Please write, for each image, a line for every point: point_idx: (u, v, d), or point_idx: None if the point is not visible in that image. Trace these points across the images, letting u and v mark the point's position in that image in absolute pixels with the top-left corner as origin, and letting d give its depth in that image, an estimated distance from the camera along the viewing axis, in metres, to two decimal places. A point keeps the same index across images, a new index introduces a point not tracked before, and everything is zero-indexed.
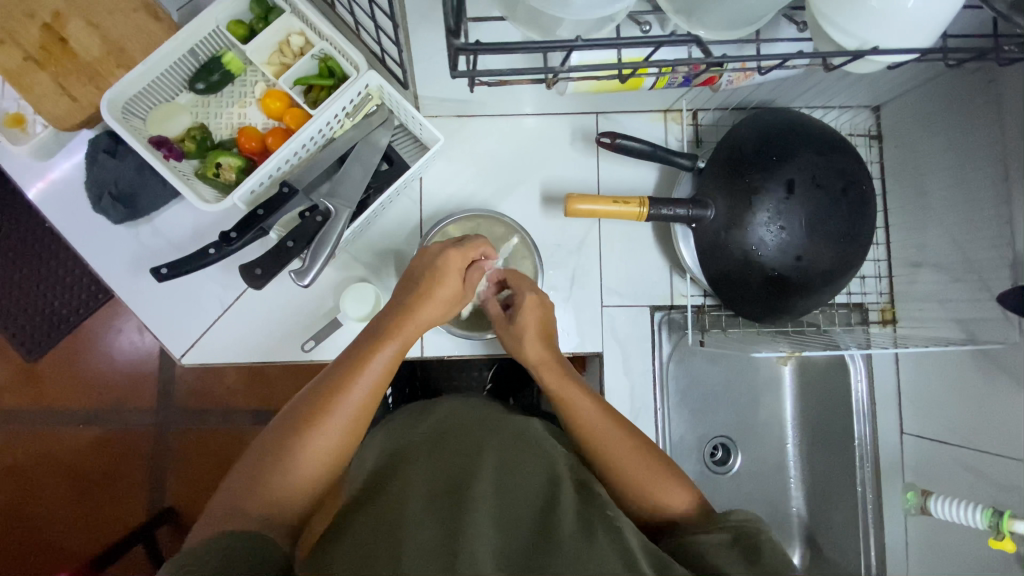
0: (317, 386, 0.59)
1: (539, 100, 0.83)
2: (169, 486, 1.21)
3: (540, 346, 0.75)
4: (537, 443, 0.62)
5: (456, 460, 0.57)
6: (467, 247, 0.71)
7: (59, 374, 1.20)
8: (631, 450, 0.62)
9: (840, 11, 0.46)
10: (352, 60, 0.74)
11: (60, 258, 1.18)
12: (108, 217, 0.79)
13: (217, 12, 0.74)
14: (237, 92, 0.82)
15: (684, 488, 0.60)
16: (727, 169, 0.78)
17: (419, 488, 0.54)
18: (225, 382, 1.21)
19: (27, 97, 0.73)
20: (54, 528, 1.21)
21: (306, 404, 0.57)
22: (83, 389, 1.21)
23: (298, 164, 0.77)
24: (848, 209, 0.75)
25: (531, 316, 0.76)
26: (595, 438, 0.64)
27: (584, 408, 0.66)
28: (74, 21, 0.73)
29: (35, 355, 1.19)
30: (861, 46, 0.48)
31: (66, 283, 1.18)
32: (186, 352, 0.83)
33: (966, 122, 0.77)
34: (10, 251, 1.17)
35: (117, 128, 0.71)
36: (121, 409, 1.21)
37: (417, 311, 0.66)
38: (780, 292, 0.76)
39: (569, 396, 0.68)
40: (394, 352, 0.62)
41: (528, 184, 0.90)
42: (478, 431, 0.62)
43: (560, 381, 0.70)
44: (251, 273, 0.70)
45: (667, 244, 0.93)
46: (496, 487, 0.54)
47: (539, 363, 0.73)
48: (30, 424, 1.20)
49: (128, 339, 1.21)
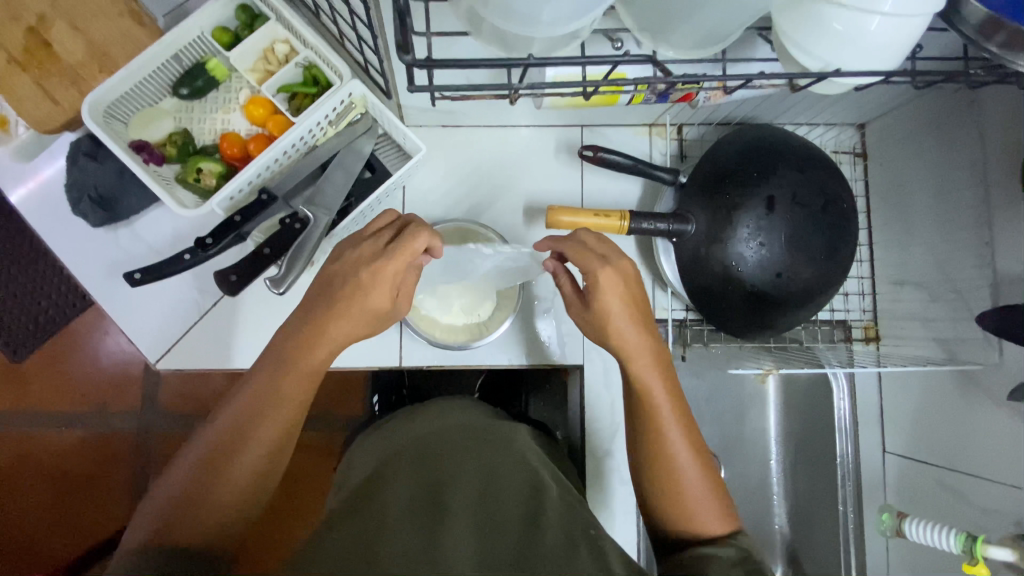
0: (229, 419, 0.56)
1: (522, 112, 0.83)
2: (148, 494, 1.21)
3: (634, 331, 0.61)
4: (517, 451, 0.62)
5: (439, 467, 0.57)
6: (400, 249, 0.59)
7: (41, 376, 1.20)
8: (686, 452, 0.58)
9: (802, 33, 0.46)
10: (336, 69, 0.75)
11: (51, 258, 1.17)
12: (87, 220, 0.78)
13: (203, 18, 0.75)
14: (221, 99, 0.81)
15: (722, 508, 0.57)
16: (708, 184, 0.78)
17: (402, 495, 0.53)
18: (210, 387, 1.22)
19: (9, 99, 0.73)
20: (33, 531, 1.20)
21: (218, 438, 0.55)
22: (66, 392, 1.20)
23: (280, 171, 0.77)
24: (828, 226, 0.75)
25: (614, 301, 0.61)
26: (654, 424, 0.59)
27: (657, 397, 0.59)
28: (58, 24, 0.73)
29: (22, 358, 1.19)
30: (825, 68, 0.48)
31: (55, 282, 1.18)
32: (161, 359, 0.79)
33: (949, 143, 0.78)
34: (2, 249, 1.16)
35: (99, 132, 0.71)
36: (104, 412, 1.21)
37: (334, 326, 0.59)
38: (760, 308, 0.76)
39: (647, 387, 0.60)
40: (307, 380, 0.58)
41: (512, 195, 0.89)
42: (461, 439, 0.62)
43: (648, 375, 0.60)
44: (226, 280, 0.69)
45: (648, 257, 0.90)
46: (478, 497, 0.54)
47: (631, 346, 0.61)
48: (11, 426, 1.19)
49: (115, 342, 1.21)
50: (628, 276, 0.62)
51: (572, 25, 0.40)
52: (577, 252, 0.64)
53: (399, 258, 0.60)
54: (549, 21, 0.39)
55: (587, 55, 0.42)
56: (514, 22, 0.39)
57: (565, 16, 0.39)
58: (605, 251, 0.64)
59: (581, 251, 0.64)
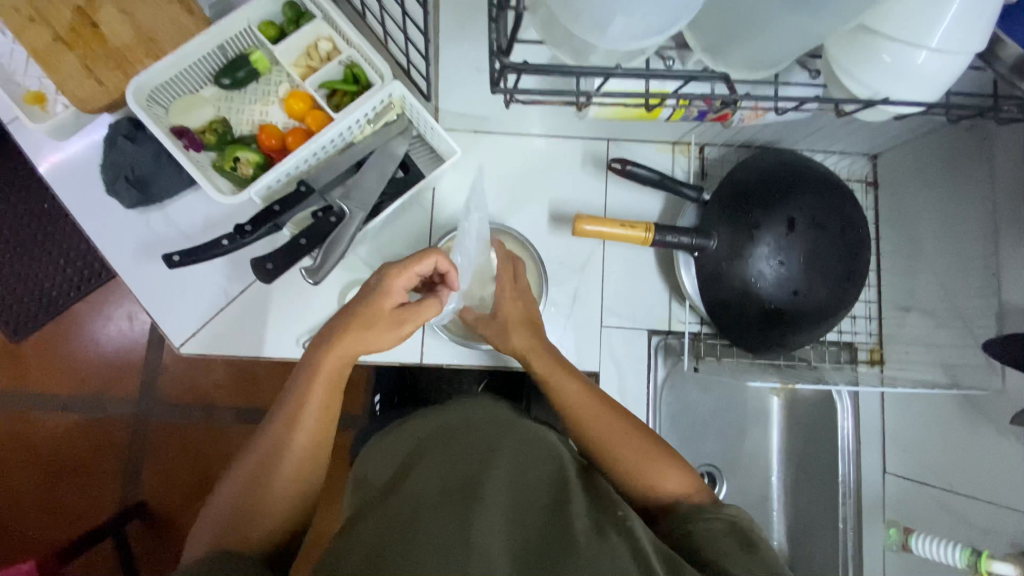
0: (267, 434, 0.60)
1: (554, 122, 0.86)
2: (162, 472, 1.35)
3: (527, 334, 0.75)
4: (543, 446, 0.64)
5: (470, 456, 0.58)
6: (412, 264, 0.66)
7: (43, 356, 1.33)
8: (604, 416, 0.66)
9: (853, 62, 0.50)
10: (378, 68, 0.77)
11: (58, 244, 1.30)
12: (120, 200, 0.78)
13: (251, 11, 0.77)
14: (261, 91, 0.83)
15: (677, 469, 0.62)
16: (730, 204, 0.81)
17: (434, 482, 0.55)
18: (216, 378, 1.35)
19: (53, 77, 0.74)
20: (52, 500, 1.33)
21: (260, 451, 0.59)
22: (86, 372, 1.34)
23: (316, 165, 0.79)
24: (845, 249, 0.78)
25: (513, 309, 0.78)
26: (563, 402, 0.68)
27: (561, 380, 0.70)
28: (108, 7, 0.73)
29: (21, 338, 1.32)
30: (872, 96, 0.51)
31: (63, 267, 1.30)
32: (185, 342, 0.79)
33: (960, 177, 0.82)
34: (13, 236, 1.29)
35: (142, 115, 0.72)
36: (123, 395, 1.35)
37: (347, 339, 0.62)
38: (776, 325, 0.79)
39: (549, 375, 0.70)
40: (327, 393, 0.61)
41: (537, 202, 0.91)
42: (489, 431, 0.63)
43: (545, 365, 0.72)
44: (262, 268, 0.70)
45: (668, 270, 0.92)
46: (511, 487, 0.55)
47: (522, 346, 0.74)
48: (38, 405, 1.33)
49: (118, 326, 1.34)
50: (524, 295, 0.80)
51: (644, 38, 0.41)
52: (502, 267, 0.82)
53: (410, 269, 0.66)
54: (618, 36, 0.41)
55: (650, 70, 0.45)
56: (588, 31, 0.41)
57: (635, 34, 0.41)
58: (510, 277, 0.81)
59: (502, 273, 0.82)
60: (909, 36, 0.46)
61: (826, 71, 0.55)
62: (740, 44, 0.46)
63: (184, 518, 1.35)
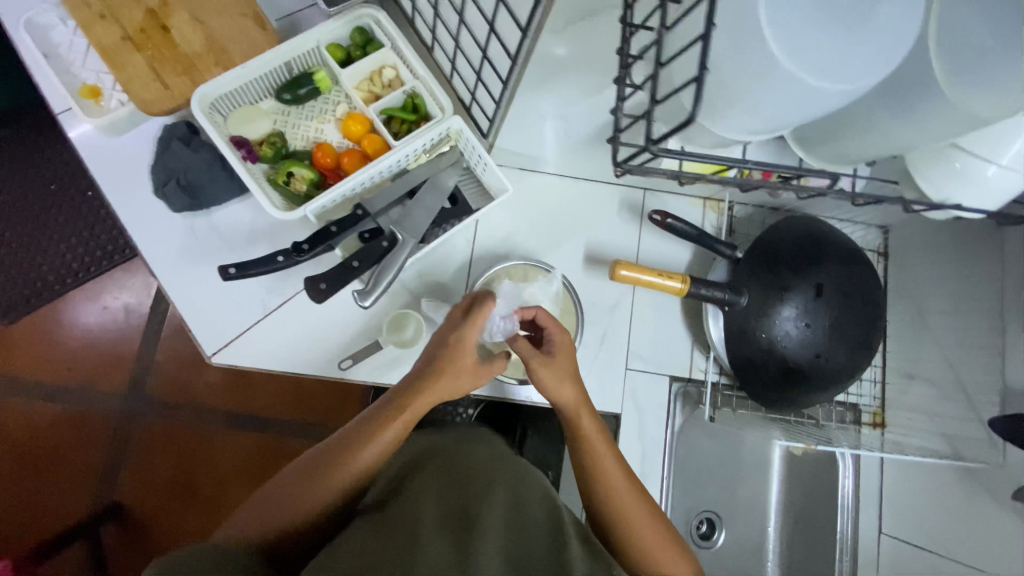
0: (335, 442, 0.64)
1: (599, 168, 0.89)
2: (145, 475, 1.31)
3: (577, 391, 0.71)
4: (536, 484, 0.67)
5: (468, 488, 0.62)
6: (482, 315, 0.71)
7: (31, 343, 1.31)
8: (629, 490, 0.67)
9: (929, 167, 0.55)
10: (439, 101, 0.80)
11: (61, 226, 1.29)
12: (169, 204, 0.78)
13: (322, 33, 0.79)
14: (318, 108, 0.84)
15: (688, 561, 0.65)
16: (763, 265, 0.84)
17: (433, 510, 0.59)
18: (204, 379, 1.34)
19: (118, 74, 0.73)
20: (27, 497, 1.29)
21: (324, 454, 0.62)
22: (82, 364, 1.32)
23: (369, 187, 0.81)
24: (865, 318, 0.82)
25: (566, 358, 0.72)
26: (597, 468, 0.67)
27: (597, 447, 0.68)
28: (180, 14, 0.76)
29: (10, 321, 1.30)
30: (942, 200, 0.56)
31: (63, 249, 1.29)
32: (218, 352, 0.78)
33: (973, 260, 0.87)
34: (17, 214, 1.28)
35: (205, 122, 0.73)
36: (117, 391, 1.32)
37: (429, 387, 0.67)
38: (796, 383, 0.82)
39: (591, 443, 0.69)
40: (403, 428, 0.65)
41: (574, 242, 0.93)
42: (490, 466, 0.67)
43: (591, 431, 0.69)
44: (315, 287, 0.71)
45: (693, 320, 0.95)
46: (507, 521, 0.59)
47: (570, 403, 0.71)
48: (26, 395, 1.30)
49: (114, 317, 1.33)
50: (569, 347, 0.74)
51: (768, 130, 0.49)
52: (545, 318, 0.74)
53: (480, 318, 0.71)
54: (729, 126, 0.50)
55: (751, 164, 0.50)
56: (708, 116, 0.49)
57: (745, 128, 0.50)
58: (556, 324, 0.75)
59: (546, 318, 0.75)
60: (983, 151, 0.51)
61: (901, 172, 0.60)
62: (824, 142, 0.58)
63: (161, 525, 1.30)
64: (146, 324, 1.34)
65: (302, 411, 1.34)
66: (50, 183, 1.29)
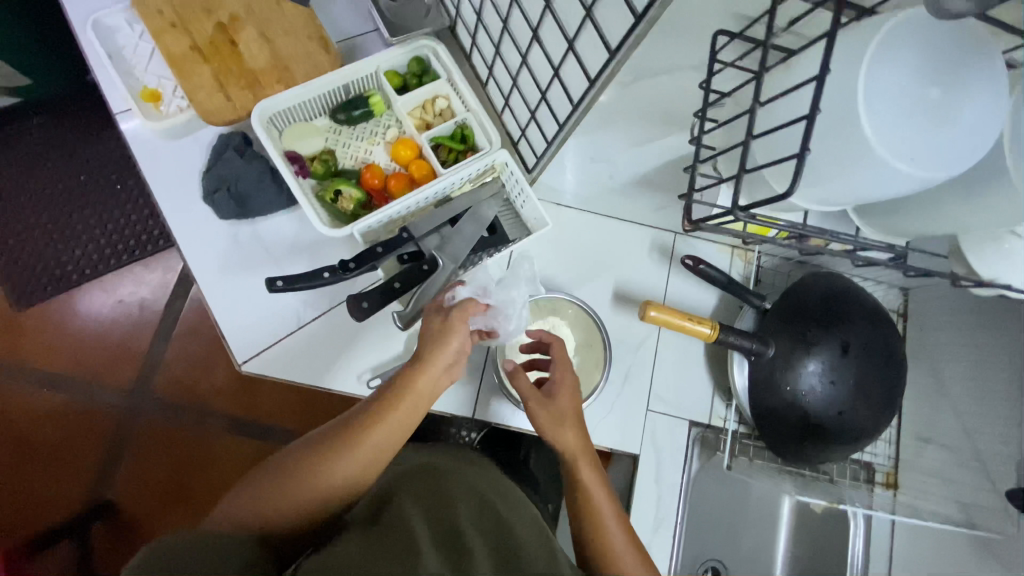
0: (333, 427, 0.62)
1: (635, 209, 0.91)
2: (143, 475, 1.29)
3: (579, 436, 0.70)
4: (532, 525, 0.61)
5: (459, 516, 0.58)
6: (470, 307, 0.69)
7: (44, 331, 1.31)
8: (624, 538, 0.61)
9: (979, 244, 0.55)
10: (489, 136, 0.82)
11: (87, 217, 1.30)
12: (216, 211, 0.80)
13: (382, 59, 0.82)
14: (369, 130, 0.87)
15: None
16: (791, 319, 0.85)
17: (421, 530, 0.54)
18: (214, 382, 1.34)
19: (184, 83, 0.76)
20: (22, 488, 1.27)
21: (320, 439, 0.61)
22: (93, 357, 1.31)
23: (414, 211, 0.83)
24: (888, 379, 0.83)
25: (568, 399, 0.72)
26: (595, 518, 0.63)
27: (593, 490, 0.65)
28: (249, 29, 0.79)
29: (26, 307, 1.30)
30: (993, 279, 0.56)
31: (86, 240, 1.30)
32: (249, 360, 0.79)
33: (991, 327, 0.86)
34: (46, 203, 1.30)
35: (263, 136, 0.75)
36: (125, 386, 1.31)
37: (426, 373, 0.64)
38: (816, 439, 0.83)
39: (587, 490, 0.65)
40: (401, 418, 0.62)
41: (605, 280, 0.95)
42: (483, 497, 0.63)
43: (588, 479, 0.66)
44: (358, 307, 0.72)
45: (716, 366, 0.96)
46: (497, 557, 0.53)
47: (571, 448, 0.69)
48: (31, 383, 1.29)
49: (129, 312, 1.32)
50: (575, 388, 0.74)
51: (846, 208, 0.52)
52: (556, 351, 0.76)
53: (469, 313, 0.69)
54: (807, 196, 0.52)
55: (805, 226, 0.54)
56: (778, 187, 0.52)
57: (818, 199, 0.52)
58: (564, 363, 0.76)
59: (559, 353, 0.77)
60: None
61: (951, 248, 0.59)
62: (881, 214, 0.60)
63: (151, 528, 1.28)
64: (160, 321, 1.34)
65: (303, 422, 1.33)
66: (80, 174, 1.31)
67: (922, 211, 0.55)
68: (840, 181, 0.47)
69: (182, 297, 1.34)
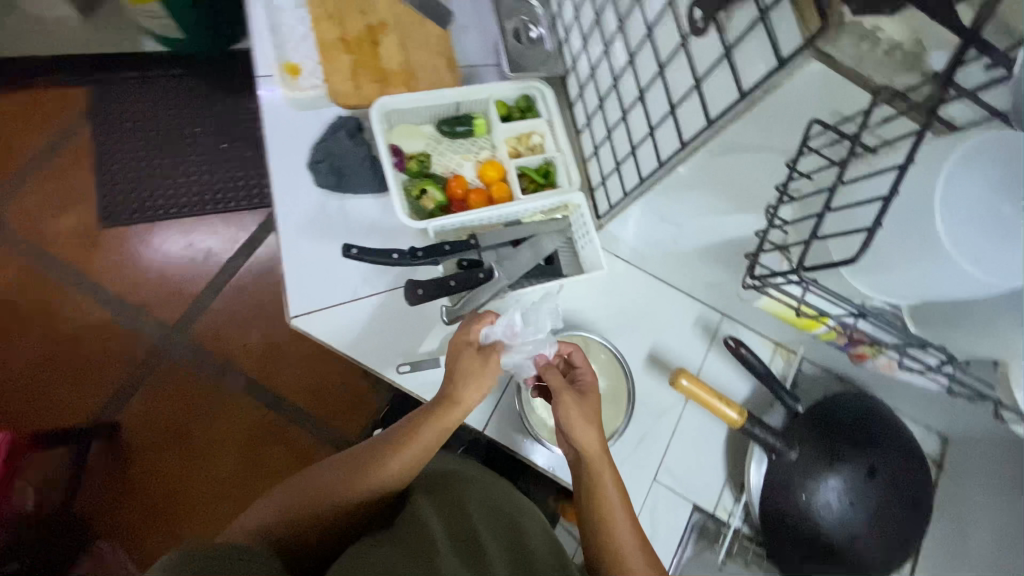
0: (371, 446, 0.72)
1: (688, 280, 0.93)
2: (161, 407, 1.36)
3: (598, 435, 0.73)
4: (536, 520, 0.72)
5: (474, 517, 0.67)
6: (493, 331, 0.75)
7: (119, 252, 1.41)
8: (628, 529, 0.70)
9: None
10: (571, 176, 0.89)
11: (193, 162, 1.45)
12: (314, 177, 0.87)
13: (496, 89, 0.91)
14: (466, 147, 0.95)
15: None
16: (820, 429, 0.84)
17: (442, 531, 0.64)
18: (246, 340, 1.40)
19: (327, 64, 0.88)
20: (49, 386, 1.34)
21: (359, 457, 0.71)
22: (151, 286, 1.41)
23: (484, 225, 0.88)
24: (910, 517, 0.80)
25: (593, 399, 0.75)
26: (602, 508, 0.70)
27: (605, 483, 0.71)
28: (392, 36, 0.91)
29: (112, 225, 1.42)
30: None
31: (185, 180, 1.45)
32: (299, 315, 0.83)
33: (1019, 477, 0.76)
34: (162, 142, 1.45)
35: (376, 126, 0.85)
36: (170, 321, 1.40)
37: (452, 406, 0.72)
38: (823, 559, 0.79)
39: (601, 480, 0.71)
40: (428, 441, 0.72)
41: (643, 339, 0.96)
42: (492, 496, 0.72)
43: (603, 474, 0.71)
44: (414, 293, 0.78)
45: (734, 456, 0.94)
46: (510, 553, 0.63)
47: (590, 446, 0.72)
48: (90, 295, 1.39)
49: (195, 256, 1.43)
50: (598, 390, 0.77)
51: (900, 297, 0.57)
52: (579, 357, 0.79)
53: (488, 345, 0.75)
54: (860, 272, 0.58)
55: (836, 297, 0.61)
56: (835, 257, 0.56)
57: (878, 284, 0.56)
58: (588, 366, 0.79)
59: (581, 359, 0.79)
60: None
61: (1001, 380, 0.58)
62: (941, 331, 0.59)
63: (148, 460, 1.33)
64: (218, 272, 1.43)
65: (313, 401, 1.38)
66: (197, 125, 1.47)
67: (976, 330, 0.55)
68: (910, 268, 0.52)
69: (245, 256, 1.44)
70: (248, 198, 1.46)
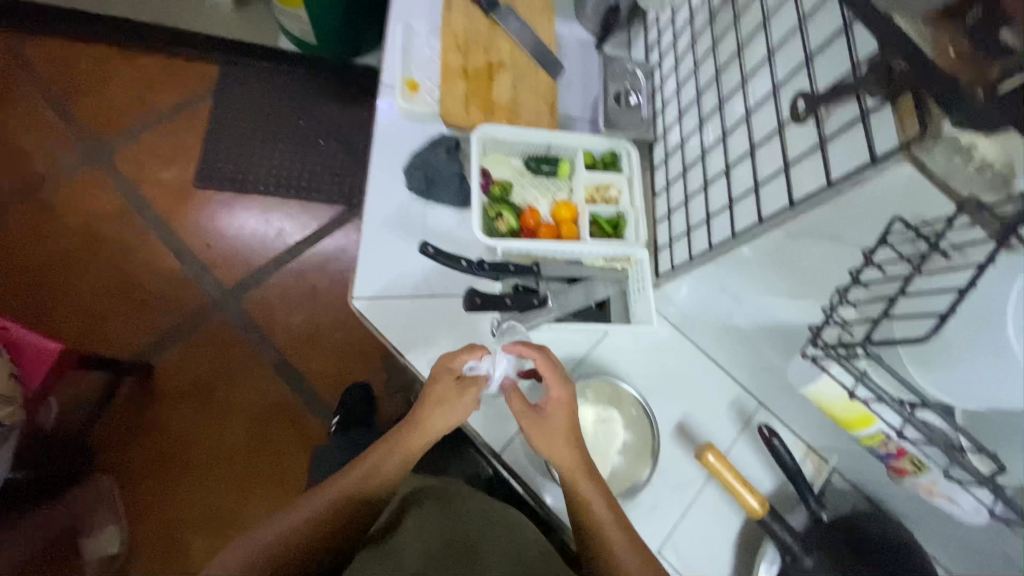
0: (336, 480, 0.73)
1: (732, 359, 0.93)
2: (202, 362, 1.42)
3: (569, 453, 0.75)
4: (527, 520, 0.76)
5: (464, 524, 0.71)
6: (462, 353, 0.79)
7: (205, 212, 1.53)
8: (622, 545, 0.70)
9: None
10: (638, 232, 0.92)
11: (290, 149, 1.59)
12: (407, 180, 0.95)
13: (588, 140, 0.98)
14: (547, 185, 1.01)
15: None
16: (844, 544, 0.79)
17: (435, 540, 0.69)
18: (287, 319, 1.48)
19: (444, 87, 0.97)
20: (106, 315, 1.42)
21: (325, 493, 0.72)
22: (222, 249, 1.51)
23: (548, 257, 0.92)
24: None
25: (560, 415, 0.77)
26: (593, 528, 0.72)
27: (593, 504, 0.73)
28: (506, 76, 1.00)
29: (206, 187, 1.54)
30: None
31: (280, 163, 1.58)
32: (361, 298, 0.88)
33: None
34: (271, 127, 1.60)
35: (474, 147, 0.92)
36: (230, 285, 1.49)
37: (421, 430, 0.78)
38: None
39: (583, 497, 0.73)
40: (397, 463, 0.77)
41: (676, 407, 0.94)
42: (481, 502, 0.76)
43: (585, 491, 0.74)
44: (473, 300, 0.81)
45: (746, 553, 0.89)
46: (505, 550, 0.68)
47: (568, 467, 0.75)
48: (167, 243, 1.50)
49: (267, 232, 1.53)
50: (567, 403, 0.78)
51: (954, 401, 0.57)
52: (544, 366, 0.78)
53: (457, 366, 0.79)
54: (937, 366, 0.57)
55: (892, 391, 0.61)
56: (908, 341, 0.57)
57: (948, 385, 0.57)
58: (552, 380, 0.78)
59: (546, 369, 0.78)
60: None
61: None
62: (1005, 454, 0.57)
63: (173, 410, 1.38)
64: (282, 251, 1.53)
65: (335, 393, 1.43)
66: (300, 119, 1.62)
67: None
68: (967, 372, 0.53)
69: (310, 244, 1.54)
70: (328, 192, 1.58)
